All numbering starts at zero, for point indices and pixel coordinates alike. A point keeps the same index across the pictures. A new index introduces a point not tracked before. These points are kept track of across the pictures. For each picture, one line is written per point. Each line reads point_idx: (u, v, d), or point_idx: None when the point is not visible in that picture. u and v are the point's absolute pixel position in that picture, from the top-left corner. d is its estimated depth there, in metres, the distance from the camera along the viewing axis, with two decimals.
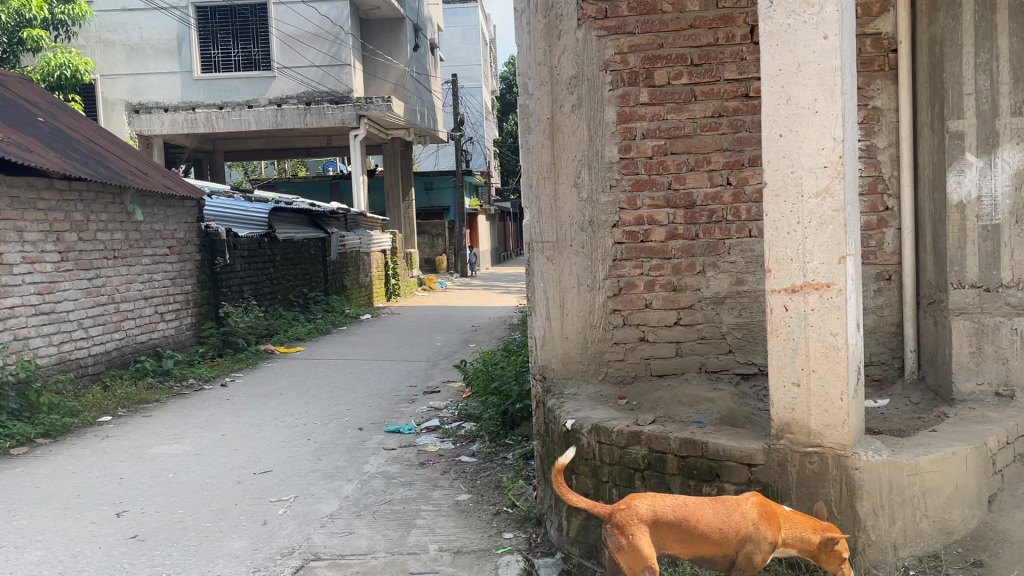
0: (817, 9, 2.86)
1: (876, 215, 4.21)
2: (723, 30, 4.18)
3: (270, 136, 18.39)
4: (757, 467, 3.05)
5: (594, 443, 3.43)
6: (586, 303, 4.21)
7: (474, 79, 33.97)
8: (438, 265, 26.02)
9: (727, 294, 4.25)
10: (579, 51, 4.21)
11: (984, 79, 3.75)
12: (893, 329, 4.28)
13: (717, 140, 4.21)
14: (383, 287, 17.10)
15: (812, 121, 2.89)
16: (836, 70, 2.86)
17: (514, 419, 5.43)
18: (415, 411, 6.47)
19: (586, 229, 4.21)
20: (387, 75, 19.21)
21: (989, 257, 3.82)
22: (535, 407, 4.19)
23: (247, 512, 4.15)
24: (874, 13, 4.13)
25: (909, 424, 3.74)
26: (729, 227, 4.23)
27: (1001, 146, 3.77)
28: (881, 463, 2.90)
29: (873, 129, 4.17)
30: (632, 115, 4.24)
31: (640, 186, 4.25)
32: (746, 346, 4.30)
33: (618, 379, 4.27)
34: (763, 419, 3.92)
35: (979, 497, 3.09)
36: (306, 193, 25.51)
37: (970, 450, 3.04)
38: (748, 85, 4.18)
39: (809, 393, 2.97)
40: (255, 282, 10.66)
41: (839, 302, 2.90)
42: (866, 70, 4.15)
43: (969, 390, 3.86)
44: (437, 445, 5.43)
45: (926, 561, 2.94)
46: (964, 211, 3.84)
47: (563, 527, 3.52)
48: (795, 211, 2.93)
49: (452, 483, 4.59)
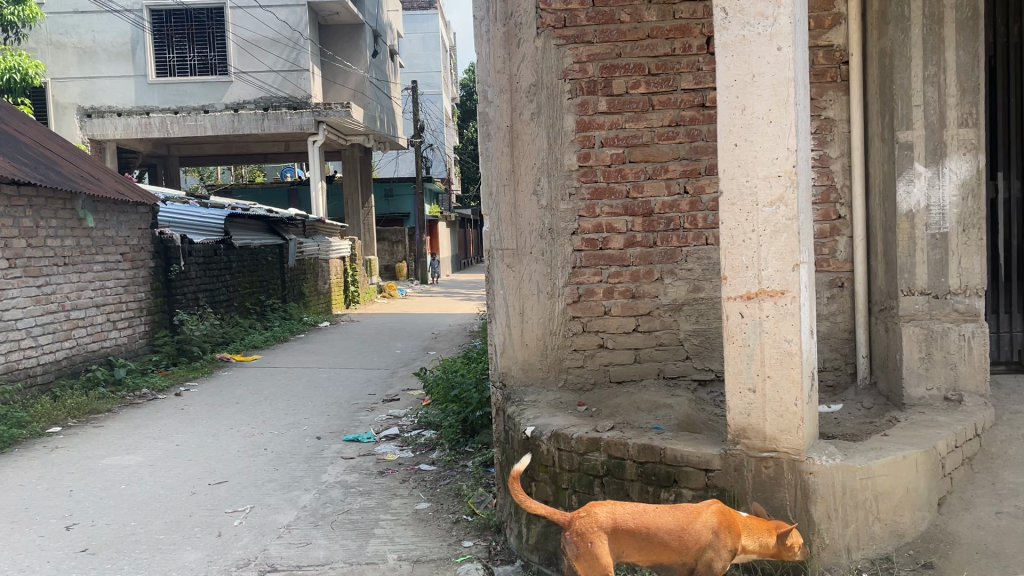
0: (771, 21, 2.90)
1: (828, 224, 4.28)
2: (680, 40, 4.23)
3: (228, 141, 18.16)
4: (714, 472, 3.08)
5: (553, 450, 3.44)
6: (545, 310, 4.23)
7: (434, 86, 34.09)
8: (398, 272, 25.34)
9: (684, 301, 4.31)
10: (538, 61, 4.22)
11: (932, 90, 3.84)
12: (845, 335, 4.35)
13: (674, 149, 4.26)
14: (342, 295, 16.89)
15: (765, 132, 2.94)
16: (789, 82, 2.91)
17: (474, 427, 5.39)
18: (373, 419, 6.41)
19: (545, 237, 4.22)
20: (345, 82, 19.00)
21: (938, 264, 3.92)
22: (494, 415, 4.18)
23: (201, 524, 4.07)
24: (826, 25, 4.21)
25: (862, 429, 3.81)
26: (685, 235, 4.28)
27: (948, 156, 3.86)
28: (834, 467, 2.94)
29: (825, 139, 4.25)
30: (591, 124, 4.26)
31: (599, 193, 4.27)
32: (703, 353, 4.34)
33: (578, 386, 4.28)
34: (720, 425, 3.97)
35: (929, 499, 3.15)
36: (263, 198, 25.24)
37: (919, 454, 3.10)
38: (704, 95, 4.24)
39: (764, 399, 3.00)
40: (211, 290, 10.45)
41: (793, 309, 2.94)
42: (818, 81, 4.23)
43: (920, 394, 3.92)
44: (396, 453, 5.39)
45: (878, 563, 2.99)
46: (913, 220, 3.92)
47: (522, 535, 3.52)
48: (750, 220, 2.98)
49: (411, 492, 4.55)
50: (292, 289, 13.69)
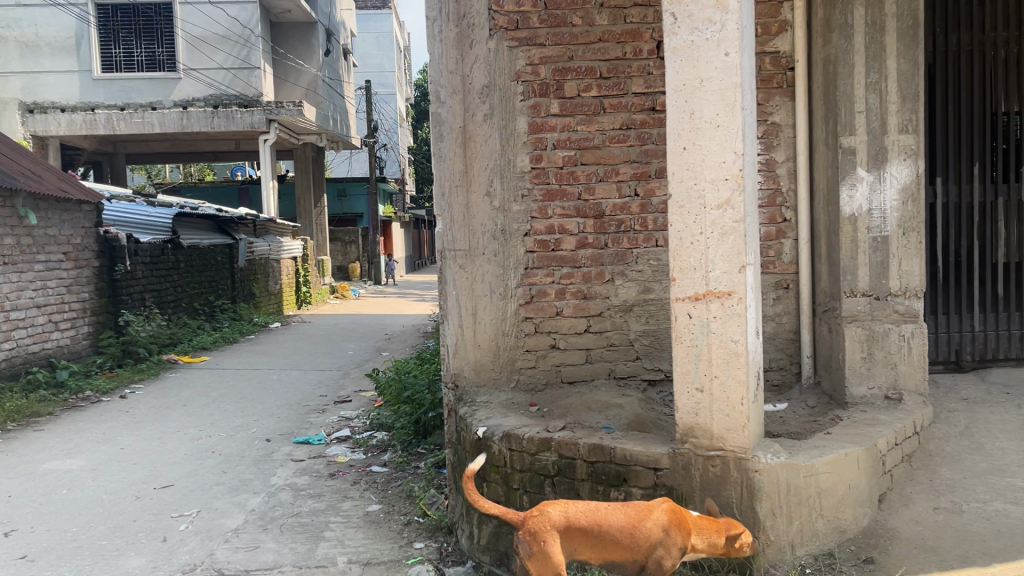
0: (719, 27, 2.96)
1: (775, 226, 4.37)
2: (631, 44, 4.28)
3: (176, 139, 17.80)
4: (663, 471, 3.12)
5: (505, 450, 3.45)
6: (498, 311, 4.24)
7: (388, 85, 33.91)
8: (350, 273, 25.12)
9: (635, 302, 4.35)
10: (490, 62, 4.23)
11: (874, 97, 3.95)
12: (790, 335, 4.45)
13: (625, 152, 4.30)
14: (293, 295, 16.68)
15: (713, 136, 2.99)
16: (736, 87, 2.96)
17: (427, 428, 5.37)
18: (324, 421, 6.35)
19: (498, 238, 4.23)
20: (297, 80, 18.78)
21: (878, 267, 4.03)
22: (446, 416, 4.18)
23: (146, 529, 3.99)
24: (773, 32, 4.29)
25: (807, 428, 3.89)
26: (636, 237, 4.32)
27: (889, 161, 3.97)
28: (778, 465, 3.00)
29: (772, 143, 4.33)
30: (543, 126, 4.28)
31: (551, 195, 4.30)
32: (653, 353, 4.39)
33: (530, 387, 4.30)
34: (669, 425, 4.01)
35: (869, 496, 3.23)
36: (213, 197, 24.81)
37: (860, 451, 3.18)
38: (655, 99, 4.29)
39: (712, 398, 3.05)
40: (157, 290, 10.23)
41: (739, 309, 3.00)
42: (765, 86, 4.31)
43: (861, 393, 4.02)
44: (347, 455, 5.35)
45: (820, 558, 3.06)
46: (855, 224, 4.02)
47: (474, 535, 3.52)
48: (698, 222, 3.03)
49: (362, 495, 4.52)
50: (242, 289, 13.48)
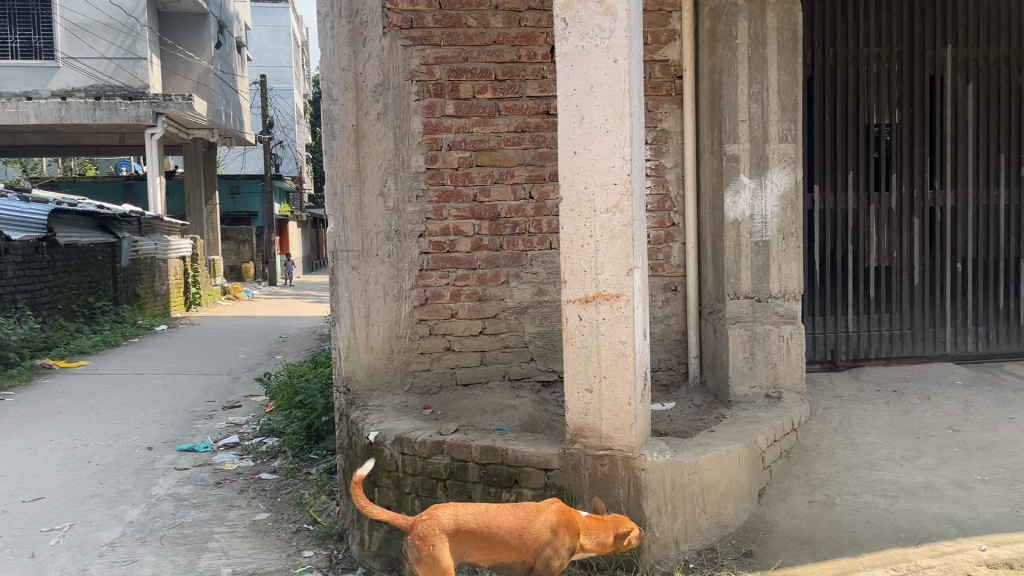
0: (608, 34, 3.01)
1: (664, 230, 4.49)
2: (525, 48, 4.30)
3: (55, 131, 16.84)
4: (553, 472, 3.15)
5: (397, 454, 3.41)
6: (391, 313, 4.19)
7: (285, 81, 33.13)
8: (244, 273, 24.38)
9: (530, 304, 4.38)
10: (384, 60, 4.17)
11: (756, 107, 4.11)
12: (678, 337, 4.57)
13: (520, 155, 4.32)
14: (182, 296, 16.05)
15: (603, 141, 3.04)
16: (625, 93, 3.02)
17: (319, 433, 5.25)
18: (211, 428, 6.13)
19: (392, 239, 4.18)
20: (187, 72, 18.09)
21: (760, 270, 4.19)
22: (337, 421, 4.10)
23: (11, 546, 3.75)
24: (662, 41, 4.40)
25: (693, 426, 4.00)
26: (531, 239, 4.35)
27: (770, 169, 4.13)
28: (664, 463, 3.07)
29: (661, 150, 4.44)
30: (438, 127, 4.26)
31: (446, 196, 4.28)
32: (547, 354, 4.42)
33: (424, 390, 4.27)
34: (561, 425, 4.05)
35: (750, 491, 3.35)
36: (96, 193, 23.62)
37: (741, 448, 3.29)
38: (549, 103, 4.33)
39: (601, 399, 3.10)
40: (30, 292, 9.88)
41: (627, 311, 3.06)
42: (655, 94, 4.41)
43: (744, 392, 4.17)
44: (235, 463, 5.17)
45: (703, 553, 3.14)
46: (738, 228, 4.17)
47: (364, 542, 3.47)
48: (588, 225, 3.07)
49: (250, 503, 4.38)
50: (125, 290, 12.88)
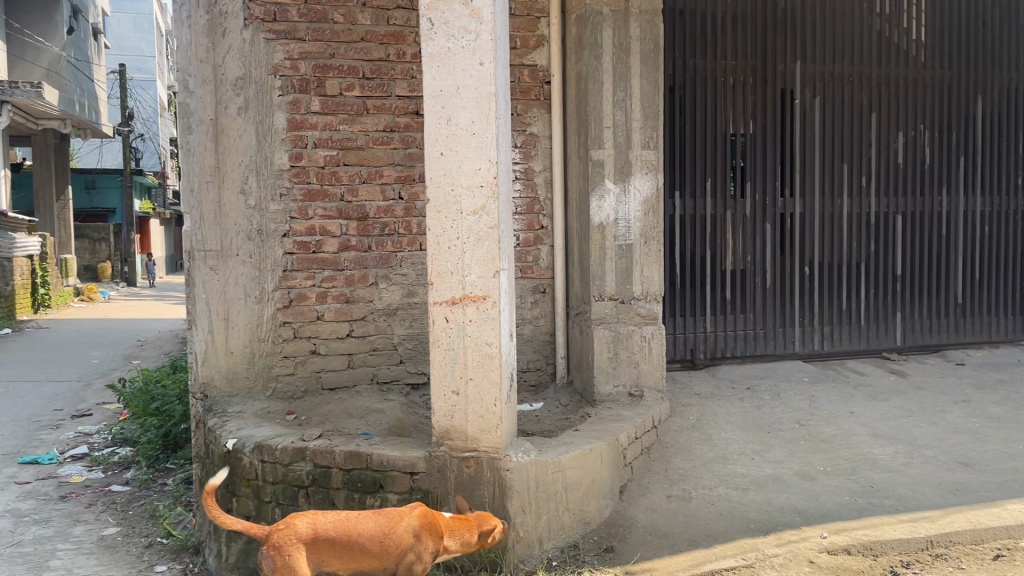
0: (473, 36, 3.01)
1: (532, 233, 4.54)
2: (394, 46, 4.26)
3: None
4: (418, 475, 3.13)
5: (256, 462, 3.29)
6: (253, 316, 4.05)
7: (148, 71, 31.55)
8: (101, 273, 23.01)
9: (399, 306, 4.33)
10: (246, 53, 4.03)
11: (620, 114, 4.22)
12: (546, 338, 4.63)
13: (389, 154, 4.27)
14: (29, 297, 14.98)
15: (469, 142, 3.04)
16: (490, 96, 3.03)
17: (177, 441, 5.01)
18: (57, 438, 5.74)
19: (254, 239, 4.04)
20: (36, 59, 16.91)
21: (623, 273, 4.30)
22: (194, 428, 3.92)
23: None
24: (530, 46, 4.46)
25: (559, 426, 4.06)
26: (400, 240, 4.31)
27: (633, 174, 4.26)
28: (528, 463, 3.10)
29: (530, 153, 4.49)
30: (304, 123, 4.15)
31: (312, 195, 4.17)
32: (416, 357, 4.38)
33: (288, 395, 4.14)
34: (429, 428, 4.02)
35: (612, 488, 3.43)
36: None
37: (604, 447, 3.37)
38: (418, 103, 4.30)
39: (467, 400, 3.10)
40: None
41: (493, 313, 3.08)
42: (524, 98, 4.46)
43: (608, 391, 4.27)
44: (83, 475, 4.86)
45: (567, 551, 3.18)
46: (603, 232, 4.27)
47: (221, 554, 3.34)
48: (454, 226, 3.06)
49: (98, 518, 4.13)
50: None
